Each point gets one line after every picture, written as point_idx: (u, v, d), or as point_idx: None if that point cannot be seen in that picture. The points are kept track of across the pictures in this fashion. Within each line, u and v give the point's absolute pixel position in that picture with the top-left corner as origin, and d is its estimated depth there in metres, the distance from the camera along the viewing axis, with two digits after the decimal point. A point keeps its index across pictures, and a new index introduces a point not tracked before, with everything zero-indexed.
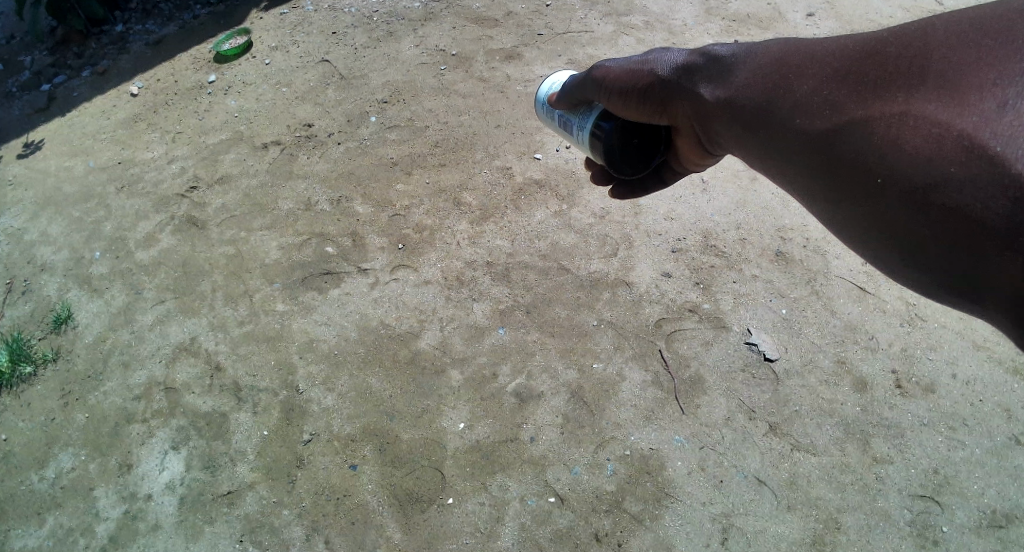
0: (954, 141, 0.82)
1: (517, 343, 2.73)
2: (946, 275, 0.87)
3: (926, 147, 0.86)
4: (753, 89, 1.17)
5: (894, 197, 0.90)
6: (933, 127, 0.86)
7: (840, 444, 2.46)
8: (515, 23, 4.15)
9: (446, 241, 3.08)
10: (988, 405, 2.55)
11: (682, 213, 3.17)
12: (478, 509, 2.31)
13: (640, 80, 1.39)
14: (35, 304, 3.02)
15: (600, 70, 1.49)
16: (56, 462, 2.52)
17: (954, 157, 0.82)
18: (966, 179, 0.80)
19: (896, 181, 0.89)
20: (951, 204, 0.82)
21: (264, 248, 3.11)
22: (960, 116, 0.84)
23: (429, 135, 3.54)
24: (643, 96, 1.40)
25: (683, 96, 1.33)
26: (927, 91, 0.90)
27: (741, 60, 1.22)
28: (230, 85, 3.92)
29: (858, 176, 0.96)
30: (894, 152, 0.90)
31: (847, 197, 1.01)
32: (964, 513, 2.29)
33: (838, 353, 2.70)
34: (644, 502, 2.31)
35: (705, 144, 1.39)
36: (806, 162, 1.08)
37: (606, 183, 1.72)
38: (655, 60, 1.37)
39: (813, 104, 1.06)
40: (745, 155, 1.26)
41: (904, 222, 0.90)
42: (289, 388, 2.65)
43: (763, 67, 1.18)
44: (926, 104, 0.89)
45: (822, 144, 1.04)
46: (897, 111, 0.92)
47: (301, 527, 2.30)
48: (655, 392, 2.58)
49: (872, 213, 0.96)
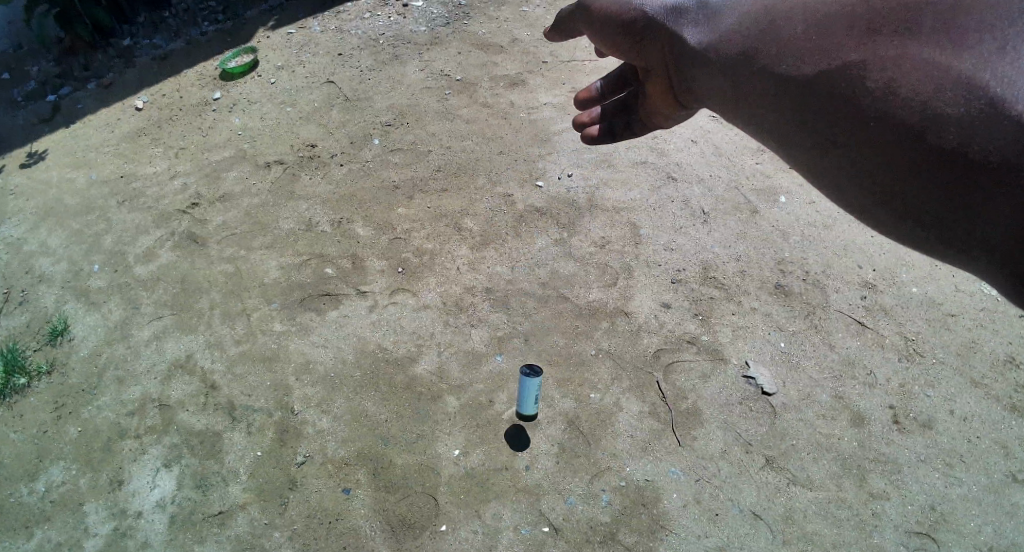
0: (955, 85, 0.83)
1: (514, 371, 2.72)
2: (930, 204, 0.90)
3: (923, 88, 0.86)
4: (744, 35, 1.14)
5: (888, 142, 0.91)
6: (933, 70, 0.86)
7: (836, 480, 2.44)
8: (520, 49, 4.18)
9: (446, 265, 3.08)
10: (985, 442, 2.55)
11: (682, 244, 3.17)
12: (472, 536, 2.29)
13: (628, 15, 1.41)
14: (31, 315, 3.01)
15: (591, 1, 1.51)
16: (46, 476, 2.50)
17: (954, 99, 0.83)
18: (967, 119, 0.82)
19: (891, 124, 0.90)
20: (948, 145, 0.84)
21: (263, 267, 3.11)
22: (958, 57, 0.84)
23: (431, 159, 3.55)
24: (629, 33, 1.42)
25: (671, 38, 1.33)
26: (922, 34, 0.88)
27: (732, 7, 1.20)
28: (235, 102, 3.94)
29: (853, 122, 0.95)
30: (887, 95, 0.90)
31: (832, 141, 1.00)
32: (961, 551, 2.27)
33: (836, 388, 2.69)
34: (638, 534, 2.30)
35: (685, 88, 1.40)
36: (790, 106, 1.05)
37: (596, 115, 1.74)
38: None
39: (803, 48, 1.02)
40: (724, 104, 1.24)
41: (895, 168, 0.92)
42: (284, 409, 2.63)
43: (755, 14, 1.14)
44: (922, 46, 0.87)
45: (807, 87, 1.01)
46: (891, 54, 0.90)
47: (291, 550, 2.28)
48: (651, 424, 2.57)
49: (859, 158, 0.97)
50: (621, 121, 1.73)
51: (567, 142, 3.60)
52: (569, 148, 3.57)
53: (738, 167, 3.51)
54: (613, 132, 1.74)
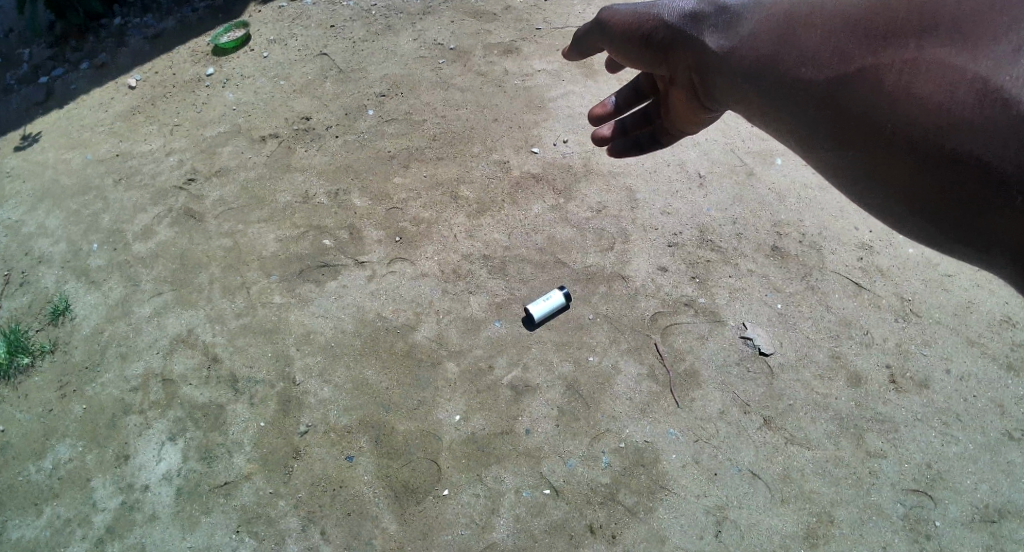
0: (967, 89, 0.83)
1: (513, 336, 2.74)
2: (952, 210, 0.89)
3: (937, 95, 0.86)
4: (757, 43, 1.14)
5: (906, 148, 0.91)
6: (948, 75, 0.85)
7: (833, 438, 2.48)
8: (514, 17, 4.16)
9: (443, 234, 3.09)
10: (981, 400, 2.57)
11: (678, 208, 3.18)
12: (474, 501, 2.33)
13: (643, 27, 1.37)
14: (33, 296, 3.02)
15: (606, 14, 1.48)
16: (53, 453, 2.53)
17: (967, 104, 0.83)
18: (978, 127, 0.82)
19: (908, 131, 0.90)
20: (964, 153, 0.84)
21: (262, 241, 3.12)
22: (973, 61, 0.84)
23: (427, 129, 3.55)
24: (645, 44, 1.39)
25: (686, 43, 1.30)
26: (939, 37, 0.88)
27: (749, 11, 1.19)
28: (228, 78, 3.92)
29: (872, 129, 0.95)
30: (905, 103, 0.90)
31: (851, 145, 1.01)
32: (956, 507, 2.32)
33: (833, 348, 2.71)
34: (638, 495, 2.33)
35: (704, 99, 1.37)
36: (811, 114, 1.06)
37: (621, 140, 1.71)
38: (661, 6, 1.34)
39: (821, 54, 1.02)
40: (745, 111, 1.25)
41: (914, 173, 0.92)
42: (285, 380, 2.66)
43: (772, 18, 1.13)
44: (937, 50, 0.87)
45: (827, 96, 1.02)
46: (908, 59, 0.90)
47: (297, 517, 2.32)
48: (650, 385, 2.60)
49: (880, 162, 0.97)
50: (644, 134, 1.67)
51: (562, 109, 3.59)
52: (565, 115, 3.57)
53: (734, 130, 3.52)
54: (639, 145, 1.69)
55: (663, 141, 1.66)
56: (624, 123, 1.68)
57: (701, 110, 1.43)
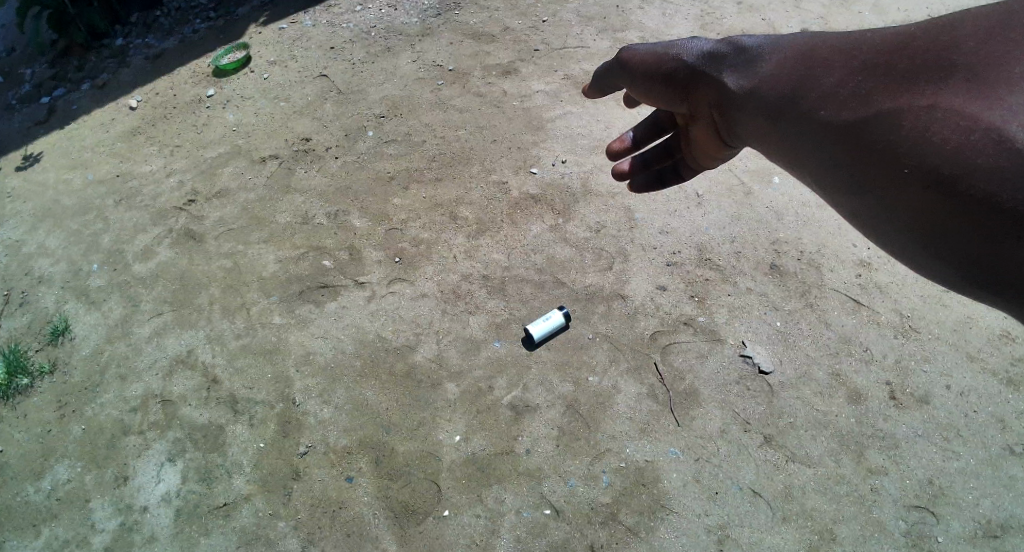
0: (985, 133, 0.81)
1: (513, 356, 2.74)
2: (971, 249, 0.85)
3: (954, 136, 0.84)
4: (776, 80, 1.14)
5: (923, 188, 0.88)
6: (964, 119, 0.84)
7: (834, 456, 2.47)
8: (512, 38, 4.20)
9: (443, 254, 3.10)
10: (982, 416, 2.57)
11: (677, 226, 3.19)
12: (474, 521, 2.32)
13: (664, 66, 1.37)
14: (32, 316, 3.03)
15: (626, 53, 1.47)
16: (52, 474, 2.52)
17: (984, 147, 0.81)
18: (996, 170, 0.80)
19: (923, 171, 0.87)
20: (981, 194, 0.81)
21: (262, 261, 3.13)
22: (990, 108, 0.83)
23: (426, 149, 3.57)
24: (665, 82, 1.38)
25: (705, 82, 1.30)
26: (959, 86, 0.88)
27: (767, 52, 1.19)
28: (229, 99, 3.95)
29: (889, 168, 0.92)
30: (923, 144, 0.87)
31: (869, 185, 0.97)
32: (958, 524, 2.31)
33: (833, 366, 2.72)
34: (639, 514, 2.33)
35: (721, 135, 1.36)
36: (827, 154, 1.04)
37: (642, 176, 1.71)
38: (681, 46, 1.35)
39: (839, 96, 1.02)
40: (762, 146, 1.22)
41: (931, 214, 0.88)
42: (285, 401, 2.65)
43: (789, 57, 1.14)
44: (955, 96, 0.87)
45: (845, 136, 0.99)
46: (926, 103, 0.89)
47: (296, 539, 2.31)
48: (650, 405, 2.60)
49: (896, 203, 0.93)
50: (666, 168, 1.67)
51: (561, 129, 3.62)
52: (563, 135, 3.60)
53: None
54: (661, 179, 1.68)
55: (685, 176, 1.66)
56: (645, 157, 1.66)
57: (722, 144, 1.41)
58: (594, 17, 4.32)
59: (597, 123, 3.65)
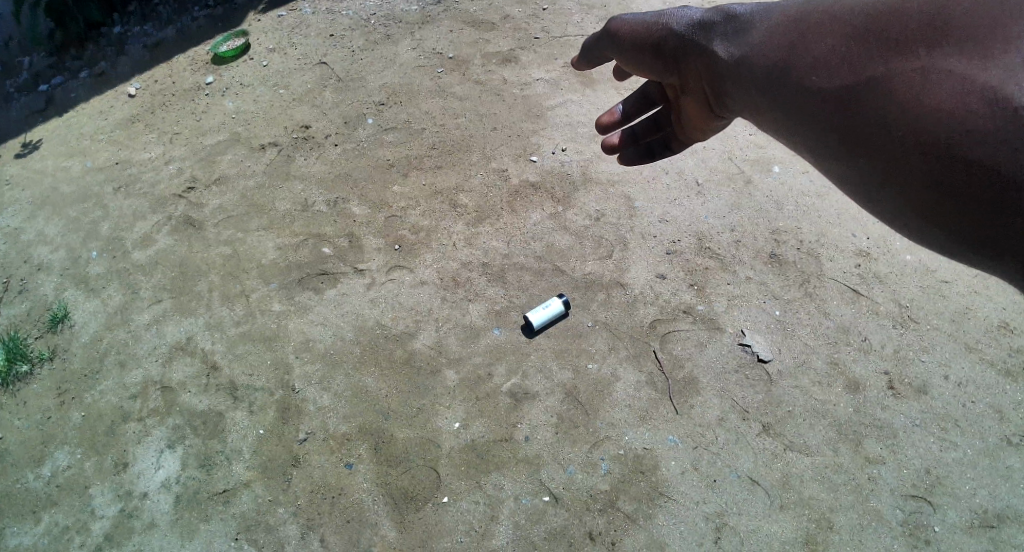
0: (978, 95, 0.84)
1: (512, 344, 2.75)
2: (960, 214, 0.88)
3: (949, 98, 0.86)
4: (770, 48, 1.18)
5: (917, 153, 0.91)
6: (959, 82, 0.86)
7: (832, 445, 2.48)
8: (512, 26, 4.18)
9: (442, 242, 3.10)
10: (979, 406, 2.58)
11: (677, 216, 3.19)
12: (473, 508, 2.33)
13: (655, 35, 1.41)
14: (32, 304, 3.02)
15: (616, 24, 1.50)
16: (52, 460, 2.53)
17: (977, 110, 0.83)
18: (987, 132, 0.82)
19: (919, 135, 0.90)
20: (974, 156, 0.83)
21: (261, 248, 3.12)
22: (984, 69, 0.85)
23: (425, 137, 3.56)
24: (657, 50, 1.42)
25: (698, 51, 1.34)
26: (952, 47, 0.89)
27: (757, 20, 1.24)
28: (228, 86, 3.94)
29: (883, 132, 0.96)
30: (916, 107, 0.90)
31: (861, 151, 1.01)
32: (955, 514, 2.32)
33: (832, 355, 2.72)
34: (638, 502, 2.34)
35: (713, 105, 1.40)
36: (822, 119, 1.07)
37: (629, 149, 1.70)
38: (672, 15, 1.39)
39: (832, 62, 1.05)
40: (757, 117, 1.27)
41: (923, 179, 0.91)
42: (284, 387, 2.66)
43: (781, 26, 1.18)
44: (950, 58, 0.89)
45: (840, 101, 1.03)
46: (919, 66, 0.92)
47: (296, 525, 2.32)
48: (649, 393, 2.61)
49: (888, 169, 0.97)
50: (655, 140, 1.68)
51: (560, 118, 3.61)
52: (563, 123, 3.59)
53: (732, 138, 3.54)
54: (651, 152, 1.68)
55: (674, 148, 1.67)
56: (635, 130, 1.67)
57: (713, 115, 1.44)
58: (595, 5, 4.31)
59: (597, 111, 3.64)
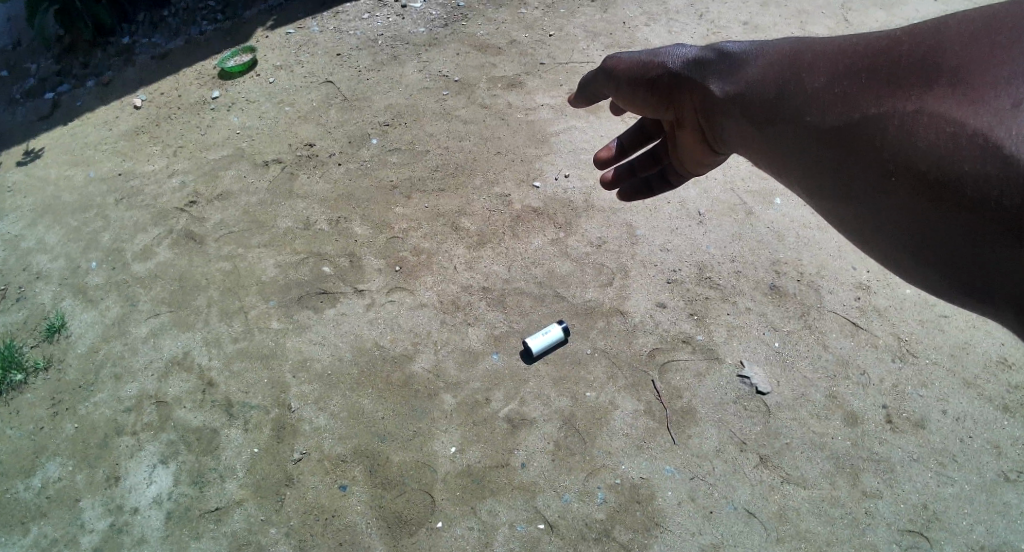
0: (969, 136, 0.83)
1: (511, 370, 2.73)
2: (957, 255, 0.86)
3: (940, 141, 0.86)
4: (766, 86, 1.19)
5: (911, 195, 0.91)
6: (949, 124, 0.86)
7: (829, 478, 2.47)
8: (518, 51, 4.20)
9: (443, 265, 3.10)
10: (977, 442, 2.57)
11: (678, 244, 3.19)
12: (467, 533, 2.31)
13: (650, 72, 1.41)
14: (29, 312, 3.01)
15: (613, 61, 1.50)
16: (43, 472, 2.51)
17: (967, 152, 0.83)
18: (977, 173, 0.81)
19: (912, 177, 0.89)
20: (967, 196, 0.82)
21: (261, 265, 3.11)
22: (974, 112, 0.84)
23: (429, 159, 3.57)
24: (652, 87, 1.42)
25: (693, 88, 1.34)
26: (943, 91, 0.90)
27: (754, 58, 1.24)
28: (233, 101, 3.95)
29: (877, 174, 0.96)
30: (908, 149, 0.91)
31: (856, 193, 1.01)
32: (952, 549, 2.30)
33: (831, 389, 2.71)
34: (633, 531, 2.32)
35: (710, 140, 1.39)
36: (816, 160, 1.07)
37: (629, 183, 1.72)
38: (667, 53, 1.40)
39: (827, 102, 1.06)
40: (753, 152, 1.26)
41: (914, 221, 0.91)
42: (281, 406, 2.64)
43: (777, 65, 1.19)
44: (940, 102, 0.89)
45: (835, 142, 1.04)
46: (911, 109, 0.92)
47: (288, 545, 2.29)
48: (646, 422, 2.59)
49: (883, 212, 0.97)
50: (652, 175, 1.68)
51: (564, 143, 3.62)
52: (566, 149, 3.60)
53: (735, 169, 3.55)
54: (649, 187, 1.69)
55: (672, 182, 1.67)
56: (630, 165, 1.68)
57: (711, 150, 1.43)
58: (601, 32, 4.33)
59: (600, 138, 3.65)
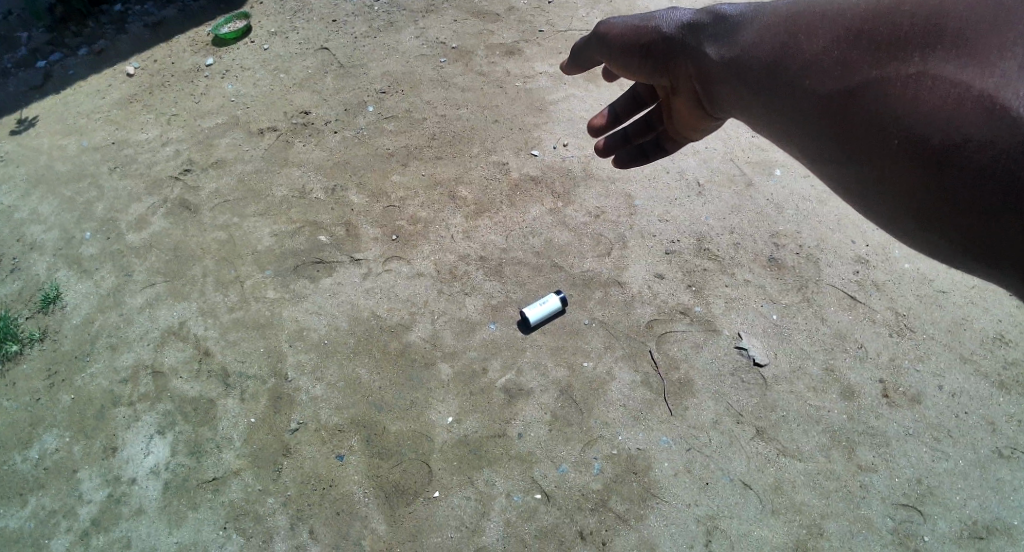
0: (975, 101, 0.82)
1: (507, 339, 2.72)
2: (959, 222, 0.87)
3: (945, 105, 0.85)
4: (762, 50, 1.14)
5: (914, 162, 0.89)
6: (954, 88, 0.85)
7: (825, 451, 2.47)
8: (516, 18, 4.13)
9: (440, 234, 3.07)
10: (972, 417, 2.57)
11: (677, 216, 3.17)
12: (464, 503, 2.31)
13: (642, 38, 1.35)
14: (23, 283, 2.99)
15: (603, 27, 1.42)
16: (40, 443, 2.50)
17: (975, 118, 0.82)
18: (985, 140, 0.81)
19: (916, 143, 0.89)
20: (974, 165, 0.82)
21: (257, 235, 3.09)
22: (981, 75, 0.83)
23: (426, 127, 3.52)
24: (644, 53, 1.36)
25: (688, 55, 1.29)
26: (947, 51, 0.88)
27: (749, 20, 1.20)
28: (228, 69, 3.89)
29: (878, 140, 0.94)
30: (913, 114, 0.89)
31: (855, 158, 1.00)
32: (945, 523, 2.31)
33: (828, 361, 2.71)
34: (629, 502, 2.32)
35: (705, 107, 1.35)
36: (813, 125, 1.05)
37: (622, 152, 1.67)
38: (659, 17, 1.34)
39: (824, 65, 1.02)
40: (750, 119, 1.23)
41: (914, 189, 0.91)
42: (277, 375, 2.64)
43: (773, 26, 1.14)
44: (943, 64, 0.87)
45: (834, 108, 1.01)
46: (912, 72, 0.90)
47: (285, 515, 2.30)
48: (643, 393, 2.59)
49: (882, 178, 0.96)
50: (647, 141, 1.62)
51: (562, 112, 3.58)
52: (565, 118, 3.55)
53: (735, 141, 3.51)
54: (644, 154, 1.62)
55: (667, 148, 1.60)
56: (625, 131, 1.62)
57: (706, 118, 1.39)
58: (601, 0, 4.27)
59: (599, 107, 3.61)
